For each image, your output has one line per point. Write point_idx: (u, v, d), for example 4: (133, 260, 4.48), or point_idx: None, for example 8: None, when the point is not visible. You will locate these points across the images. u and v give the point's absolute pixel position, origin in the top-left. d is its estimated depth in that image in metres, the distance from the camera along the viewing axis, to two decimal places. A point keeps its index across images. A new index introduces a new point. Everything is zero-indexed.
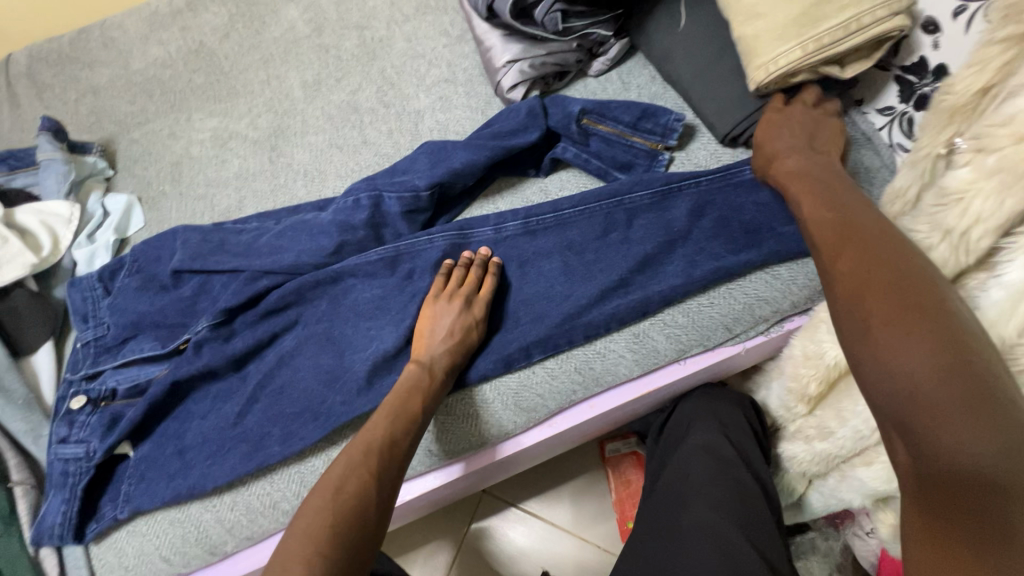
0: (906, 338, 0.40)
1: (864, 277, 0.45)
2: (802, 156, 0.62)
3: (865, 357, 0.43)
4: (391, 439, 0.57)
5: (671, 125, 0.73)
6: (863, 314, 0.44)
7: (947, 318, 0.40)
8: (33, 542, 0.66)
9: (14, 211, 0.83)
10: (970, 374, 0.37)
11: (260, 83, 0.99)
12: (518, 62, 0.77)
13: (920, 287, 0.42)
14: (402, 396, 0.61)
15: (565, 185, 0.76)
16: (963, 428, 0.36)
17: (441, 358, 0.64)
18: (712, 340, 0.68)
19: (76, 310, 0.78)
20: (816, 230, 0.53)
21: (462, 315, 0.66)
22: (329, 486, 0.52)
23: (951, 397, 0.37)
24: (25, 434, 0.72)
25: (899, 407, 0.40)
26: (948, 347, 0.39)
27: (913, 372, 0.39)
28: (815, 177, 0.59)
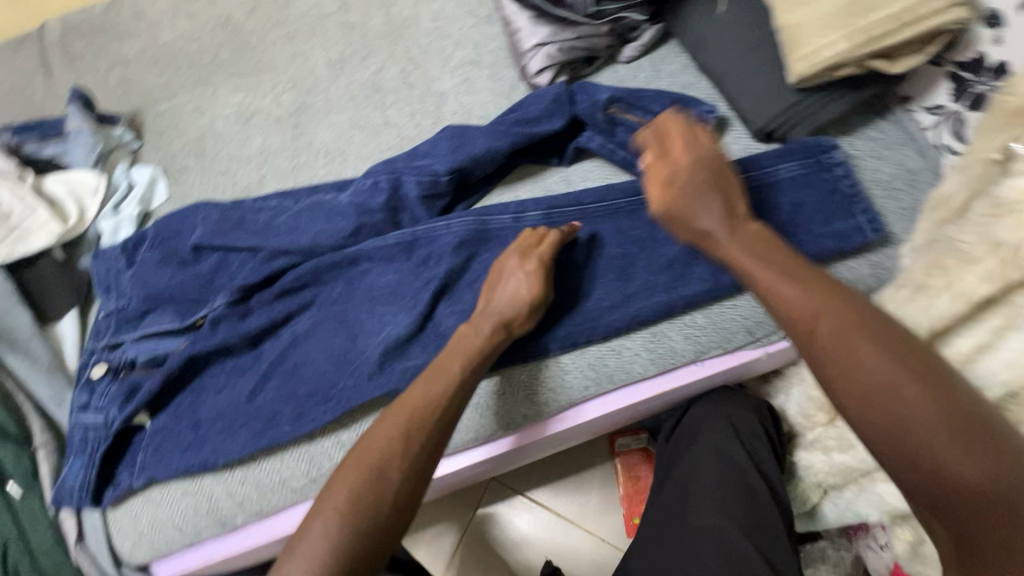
0: (910, 399, 0.41)
1: (849, 343, 0.44)
2: (707, 211, 0.54)
3: (874, 428, 0.42)
4: (427, 404, 0.54)
5: (703, 116, 0.70)
6: (859, 383, 0.43)
7: (927, 369, 0.42)
8: (53, 502, 0.68)
9: (43, 179, 0.85)
10: (972, 419, 0.40)
11: (285, 60, 0.98)
12: (546, 45, 0.75)
13: (896, 344, 0.43)
14: (440, 362, 0.57)
15: (589, 175, 0.73)
16: (987, 479, 0.38)
17: (492, 316, 0.60)
18: (732, 343, 0.66)
19: (101, 281, 0.80)
20: (784, 301, 0.48)
21: (519, 271, 0.61)
22: (361, 451, 0.52)
23: (968, 452, 0.38)
24: (49, 398, 0.74)
25: (922, 472, 0.40)
26: (945, 398, 0.40)
27: (929, 434, 0.40)
28: (759, 254, 0.51)
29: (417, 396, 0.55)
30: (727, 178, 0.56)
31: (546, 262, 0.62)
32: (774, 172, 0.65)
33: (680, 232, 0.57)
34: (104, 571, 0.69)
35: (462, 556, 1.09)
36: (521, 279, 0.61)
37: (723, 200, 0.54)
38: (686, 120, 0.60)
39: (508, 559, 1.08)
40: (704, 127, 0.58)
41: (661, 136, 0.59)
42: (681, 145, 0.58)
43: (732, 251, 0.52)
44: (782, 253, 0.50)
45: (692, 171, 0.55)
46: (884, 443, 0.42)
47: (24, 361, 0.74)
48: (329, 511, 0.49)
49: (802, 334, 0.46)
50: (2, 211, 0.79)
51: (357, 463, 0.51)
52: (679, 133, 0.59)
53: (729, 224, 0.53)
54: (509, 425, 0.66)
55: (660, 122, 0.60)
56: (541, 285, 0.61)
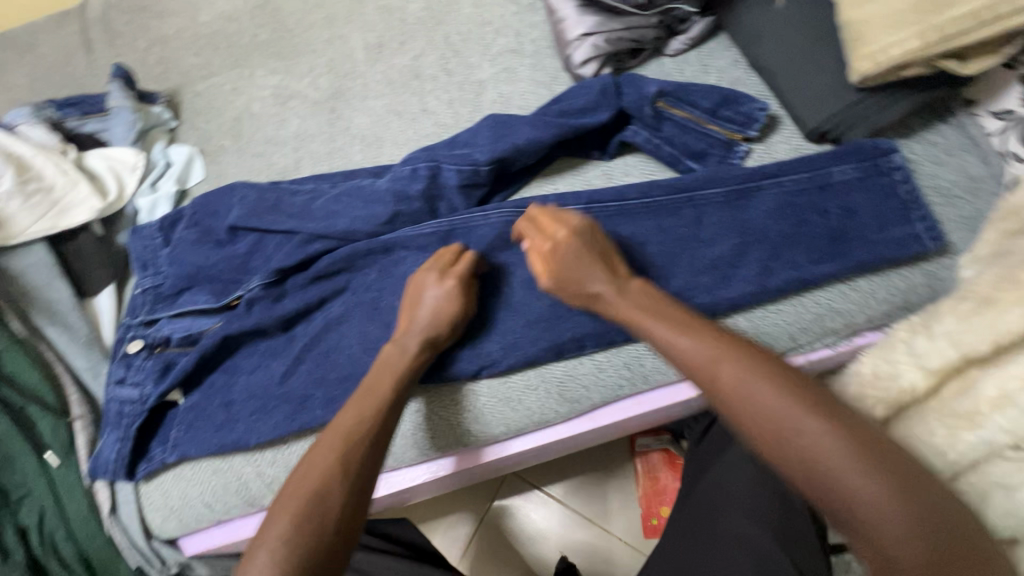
0: (807, 431, 0.42)
1: (742, 385, 0.46)
2: (593, 275, 0.59)
3: (782, 464, 0.43)
4: (359, 428, 0.55)
5: (753, 114, 0.68)
6: (760, 422, 0.44)
7: (820, 401, 0.44)
8: (89, 474, 0.69)
9: (84, 155, 0.86)
10: (862, 438, 0.42)
11: (323, 43, 0.97)
12: (592, 35, 0.73)
13: (789, 381, 0.45)
14: (370, 386, 0.58)
15: (630, 170, 0.72)
16: (883, 496, 0.39)
17: (419, 334, 0.62)
18: (774, 348, 0.64)
19: (137, 257, 0.81)
20: (687, 350, 0.50)
21: (439, 289, 0.63)
22: (296, 483, 0.51)
23: (871, 477, 0.40)
24: (86, 371, 0.76)
25: (830, 501, 0.41)
26: (835, 422, 0.42)
27: (829, 463, 0.41)
28: (659, 309, 0.54)
29: (349, 424, 0.55)
30: (599, 243, 0.62)
31: (463, 278, 0.64)
32: (827, 173, 0.64)
33: (573, 299, 0.62)
34: (136, 542, 0.70)
35: (477, 547, 1.08)
36: (442, 295, 0.62)
37: (603, 262, 0.60)
38: (554, 206, 0.66)
39: (523, 552, 1.07)
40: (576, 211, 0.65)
41: (542, 215, 0.65)
42: (555, 222, 0.63)
43: (628, 306, 0.56)
44: (671, 310, 0.54)
45: (569, 242, 0.61)
46: (794, 476, 0.43)
47: (63, 333, 0.76)
48: (270, 542, 0.47)
49: (703, 381, 0.49)
50: (45, 184, 0.79)
51: (293, 494, 0.50)
52: (548, 214, 0.64)
53: (615, 287, 0.58)
54: (441, 448, 0.68)
55: (531, 212, 0.66)
56: (461, 300, 0.63)
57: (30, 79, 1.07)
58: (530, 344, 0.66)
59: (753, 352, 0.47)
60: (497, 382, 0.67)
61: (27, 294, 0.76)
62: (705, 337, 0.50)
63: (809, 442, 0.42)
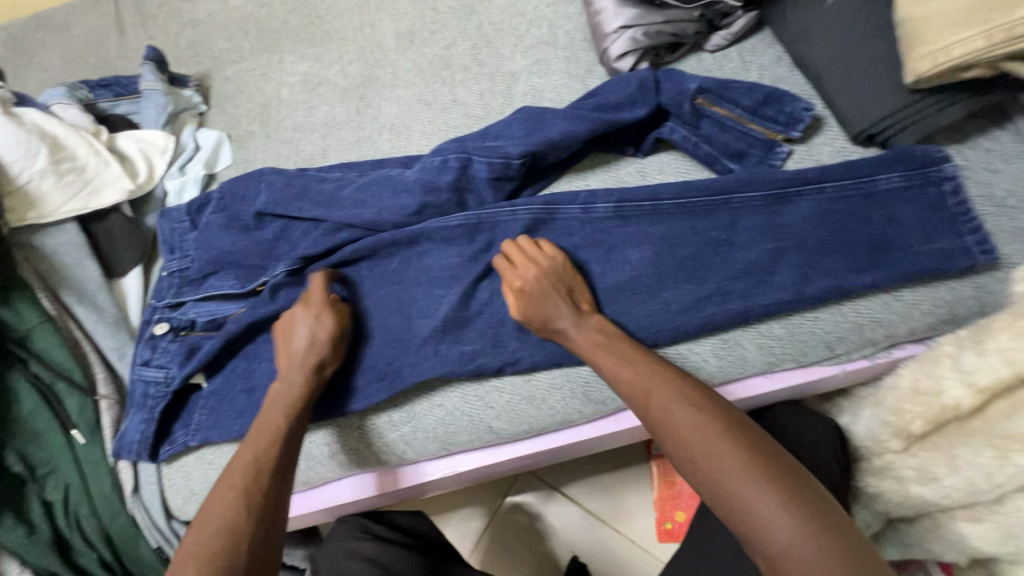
0: (719, 450, 0.46)
1: (669, 408, 0.51)
2: (558, 313, 0.60)
3: (698, 483, 0.47)
4: (258, 462, 0.55)
5: (797, 114, 0.66)
6: (681, 443, 0.48)
7: (735, 428, 0.48)
8: (113, 453, 0.70)
9: (116, 136, 0.86)
10: (770, 460, 0.45)
11: (354, 30, 0.96)
12: (631, 29, 0.72)
13: (710, 408, 0.50)
14: (262, 421, 0.60)
15: (665, 168, 0.70)
16: (781, 514, 0.42)
17: (301, 363, 0.63)
18: (808, 357, 0.62)
19: (165, 240, 0.81)
20: (625, 381, 0.55)
21: (316, 322, 0.65)
22: (200, 525, 0.51)
23: (771, 497, 0.43)
24: (112, 351, 0.76)
25: (738, 518, 0.44)
26: (748, 444, 0.46)
27: (736, 479, 0.44)
28: (610, 342, 0.58)
29: (246, 459, 0.56)
30: (570, 277, 0.63)
31: (328, 304, 0.66)
32: (872, 181, 0.61)
33: (539, 332, 0.62)
34: (156, 522, 0.70)
35: (488, 541, 1.08)
36: (312, 324, 0.65)
37: (568, 298, 0.62)
38: (526, 237, 0.67)
39: (535, 550, 1.07)
40: (551, 242, 0.66)
41: (517, 247, 0.66)
42: (535, 251, 0.65)
43: (581, 341, 0.59)
44: (623, 342, 0.58)
45: (540, 279, 0.62)
46: (708, 495, 0.46)
47: (91, 313, 0.76)
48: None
49: (639, 405, 0.53)
50: (78, 163, 0.78)
51: (205, 531, 0.50)
52: (521, 249, 0.65)
53: (576, 322, 0.60)
54: (366, 469, 0.70)
55: (504, 248, 0.66)
56: (333, 324, 0.65)
57: (64, 60, 1.08)
58: (555, 343, 0.65)
59: (681, 383, 0.52)
60: (521, 380, 0.66)
61: (58, 274, 0.76)
62: (643, 368, 0.55)
63: (722, 461, 0.46)
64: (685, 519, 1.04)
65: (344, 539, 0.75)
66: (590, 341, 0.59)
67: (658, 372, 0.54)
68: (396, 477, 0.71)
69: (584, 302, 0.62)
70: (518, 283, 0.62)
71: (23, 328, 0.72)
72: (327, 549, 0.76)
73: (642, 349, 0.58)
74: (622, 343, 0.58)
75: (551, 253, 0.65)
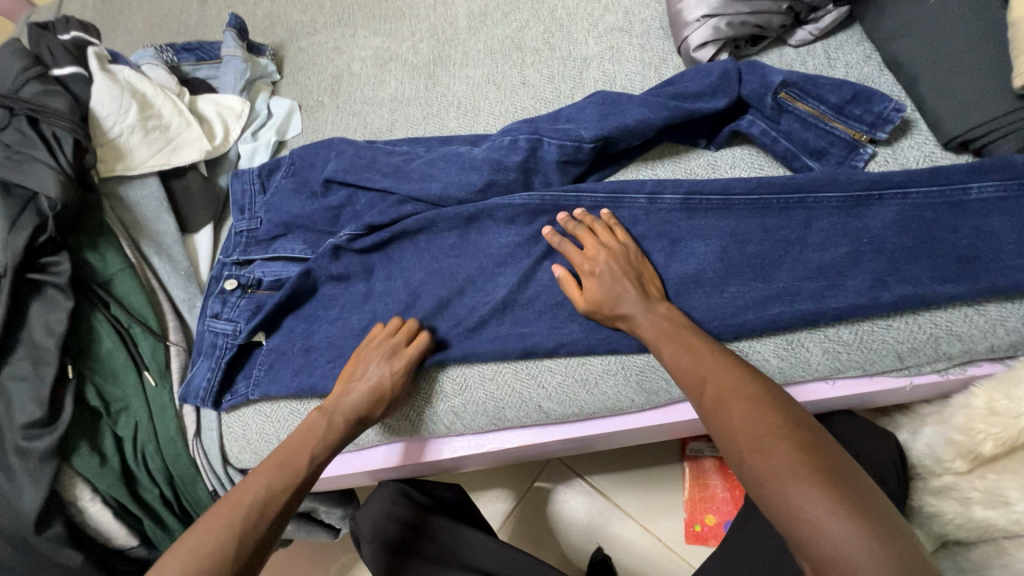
0: (768, 446, 0.45)
1: (724, 401, 0.50)
2: (628, 297, 0.60)
3: (747, 477, 0.45)
4: (269, 493, 0.54)
5: (887, 114, 0.63)
6: (731, 436, 0.47)
7: (789, 424, 0.46)
8: (181, 398, 0.74)
9: (197, 99, 0.90)
10: (826, 462, 0.43)
11: (427, 8, 0.98)
12: (714, 17, 0.70)
13: (764, 403, 0.48)
14: (285, 454, 0.58)
15: (738, 163, 0.69)
16: (827, 513, 0.40)
17: (348, 408, 0.62)
18: (876, 366, 0.60)
19: (236, 200, 0.84)
20: (682, 371, 0.55)
21: (386, 376, 0.63)
22: (191, 546, 0.49)
23: (816, 494, 0.41)
24: (182, 302, 0.81)
25: (781, 515, 0.42)
26: (803, 443, 0.44)
27: (784, 477, 0.42)
28: (677, 330, 0.58)
29: (256, 490, 0.54)
30: (641, 265, 0.63)
31: (412, 365, 0.65)
32: (964, 190, 0.59)
33: (604, 317, 0.62)
34: (213, 466, 0.75)
35: (514, 523, 1.09)
36: (382, 373, 0.63)
37: (638, 284, 0.61)
38: (600, 220, 0.67)
39: (559, 537, 1.06)
40: (621, 225, 0.66)
41: (590, 231, 0.66)
42: (608, 236, 0.65)
43: (645, 326, 0.59)
44: (687, 332, 0.57)
45: (611, 262, 0.62)
46: (753, 490, 0.45)
47: (166, 264, 0.81)
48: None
49: (696, 395, 0.53)
50: (163, 122, 0.82)
51: (190, 552, 0.49)
52: (591, 233, 0.65)
53: (643, 306, 0.60)
54: (399, 435, 0.71)
55: (576, 230, 0.66)
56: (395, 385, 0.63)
57: (148, 24, 1.13)
58: (614, 331, 0.65)
59: (740, 376, 0.51)
60: (576, 364, 0.66)
61: (139, 224, 0.81)
62: (704, 357, 0.54)
63: (770, 458, 0.44)
64: (716, 522, 1.02)
65: (385, 501, 0.76)
66: (658, 327, 0.58)
67: (716, 365, 0.53)
68: (442, 447, 0.72)
69: (652, 289, 0.62)
70: (588, 265, 0.63)
71: (106, 273, 0.75)
72: (368, 509, 0.76)
73: (710, 340, 0.57)
74: (688, 331, 0.58)
75: (621, 238, 0.65)
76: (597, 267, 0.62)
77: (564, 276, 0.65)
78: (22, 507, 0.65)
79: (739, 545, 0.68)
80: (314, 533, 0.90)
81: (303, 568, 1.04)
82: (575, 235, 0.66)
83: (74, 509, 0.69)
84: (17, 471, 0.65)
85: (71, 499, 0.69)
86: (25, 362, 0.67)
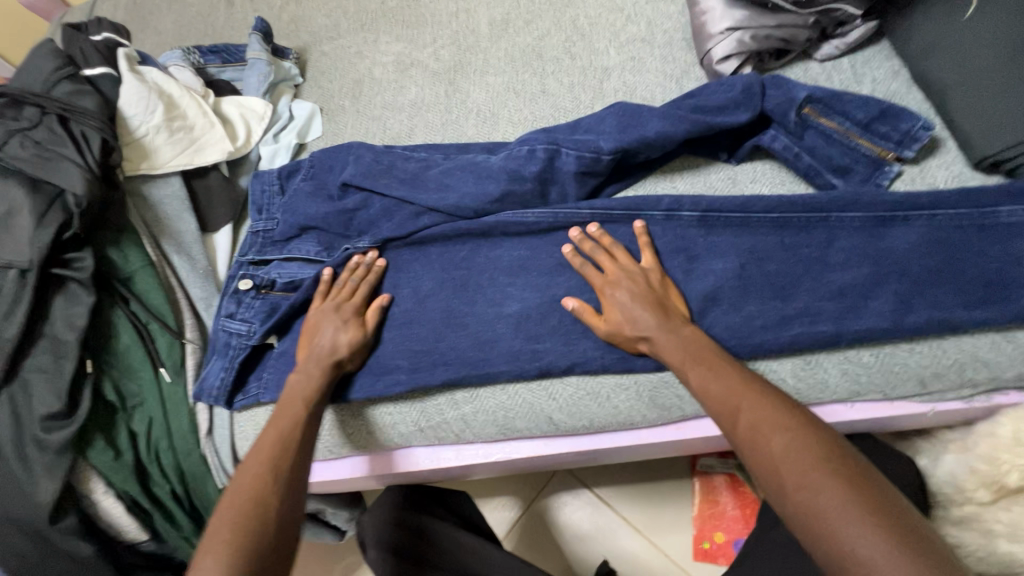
0: (814, 481, 0.42)
1: (760, 430, 0.47)
2: (646, 320, 0.59)
3: (789, 513, 0.43)
4: (285, 438, 0.57)
5: (914, 132, 0.62)
6: (771, 467, 0.45)
7: (831, 452, 0.44)
8: (194, 396, 0.74)
9: (221, 101, 0.91)
10: (875, 498, 0.41)
11: (449, 15, 0.98)
12: (739, 30, 0.69)
13: (802, 429, 0.46)
14: (283, 409, 0.60)
15: (758, 178, 0.69)
16: (882, 552, 0.38)
17: (319, 358, 0.65)
18: (897, 390, 0.59)
19: (255, 201, 0.85)
20: (710, 396, 0.52)
21: (344, 327, 0.67)
22: (233, 499, 0.51)
23: (873, 532, 0.39)
24: (199, 300, 0.82)
25: (830, 556, 0.40)
26: (848, 475, 0.42)
27: (836, 518, 0.40)
28: (703, 350, 0.56)
29: (272, 437, 0.57)
30: (661, 287, 0.62)
31: (358, 312, 0.69)
32: (994, 214, 0.58)
33: (625, 342, 0.62)
34: (224, 464, 0.75)
35: (518, 533, 1.07)
36: (337, 328, 0.67)
37: (657, 307, 0.60)
38: (615, 241, 0.66)
39: (563, 549, 1.05)
40: (649, 243, 0.65)
41: (608, 253, 0.65)
42: (630, 261, 0.64)
43: (668, 347, 0.57)
44: (711, 354, 0.55)
45: (631, 286, 0.61)
46: (797, 527, 0.42)
47: (186, 263, 0.82)
48: (218, 547, 0.47)
49: (726, 423, 0.50)
50: (187, 123, 0.84)
51: (235, 507, 0.50)
52: (611, 257, 0.65)
53: (665, 329, 0.58)
54: (406, 441, 0.70)
55: (595, 254, 0.65)
56: (357, 329, 0.67)
57: (176, 26, 1.15)
58: (633, 356, 0.64)
59: (771, 399, 0.49)
60: (589, 379, 0.66)
61: (160, 222, 0.82)
62: (732, 380, 0.52)
63: (818, 492, 0.42)
64: (725, 541, 0.99)
65: (391, 506, 0.76)
66: (677, 350, 0.57)
67: (745, 388, 0.51)
68: (450, 455, 0.71)
69: (676, 312, 0.60)
70: (607, 294, 0.62)
71: (127, 270, 0.77)
72: (375, 513, 0.75)
73: (732, 361, 0.55)
74: (713, 352, 0.56)
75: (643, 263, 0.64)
76: (618, 293, 0.61)
77: (578, 305, 0.64)
78: (37, 497, 0.66)
79: (751, 567, 0.66)
80: (319, 534, 0.90)
81: (307, 570, 1.04)
82: (594, 258, 0.66)
83: (87, 501, 0.70)
84: (34, 462, 0.66)
85: (85, 492, 0.70)
86: (46, 355, 0.69)
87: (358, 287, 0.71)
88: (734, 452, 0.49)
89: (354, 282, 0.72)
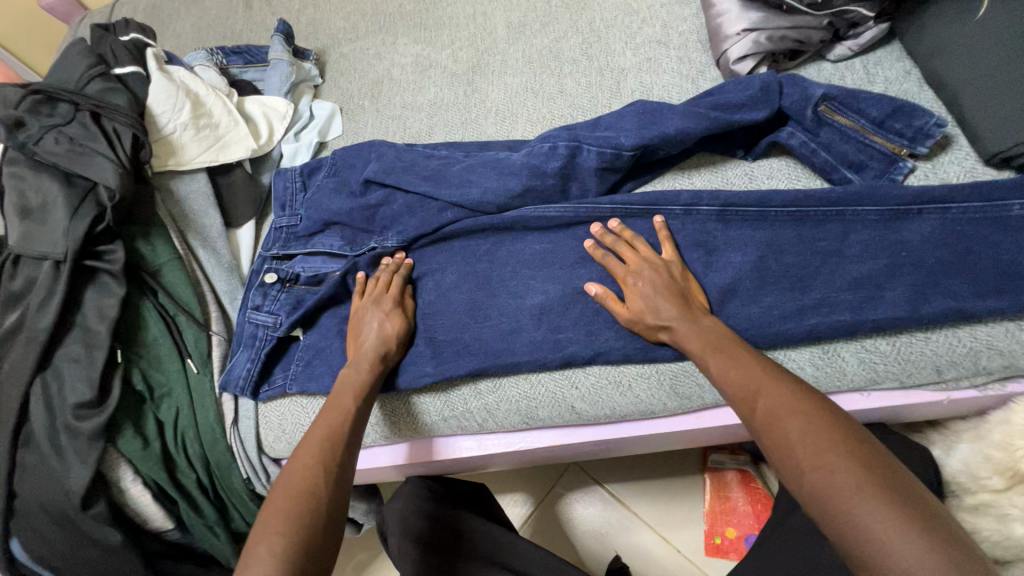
0: (829, 463, 0.43)
1: (777, 416, 0.48)
2: (667, 309, 0.61)
3: (805, 495, 0.44)
4: (333, 430, 0.58)
5: (928, 129, 0.64)
6: (787, 450, 0.46)
7: (848, 436, 0.45)
8: (221, 386, 0.76)
9: (244, 100, 0.93)
10: (890, 480, 0.41)
11: (467, 17, 1.01)
12: (754, 32, 0.72)
13: (821, 414, 0.47)
14: (333, 403, 0.62)
15: (774, 174, 0.71)
16: (895, 531, 0.39)
17: (369, 352, 0.67)
18: (914, 378, 0.60)
19: (278, 197, 0.87)
20: (732, 385, 0.53)
21: (389, 317, 0.69)
22: (283, 486, 0.52)
23: (885, 511, 0.39)
24: (224, 294, 0.83)
25: (845, 535, 0.41)
26: (864, 457, 0.43)
27: (850, 497, 0.41)
28: (726, 341, 0.57)
29: (322, 430, 0.58)
30: (683, 278, 0.64)
31: (399, 301, 0.72)
32: (1006, 207, 0.60)
33: (649, 334, 0.63)
34: (249, 454, 0.76)
35: (531, 528, 1.08)
36: (381, 319, 0.69)
37: (678, 297, 0.61)
38: (636, 233, 0.68)
39: (578, 544, 1.05)
40: (669, 236, 0.67)
41: (628, 245, 0.67)
42: (651, 253, 0.66)
43: (691, 339, 0.59)
44: (733, 344, 0.57)
45: (653, 277, 0.63)
46: (813, 508, 0.43)
47: (211, 257, 0.84)
48: (270, 530, 0.48)
49: (745, 409, 0.51)
50: (213, 121, 0.86)
51: (284, 493, 0.51)
52: (633, 250, 0.66)
53: (688, 321, 0.60)
54: (429, 430, 0.71)
55: (616, 246, 0.67)
56: (400, 320, 0.69)
57: (196, 28, 1.17)
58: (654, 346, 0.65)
59: (790, 386, 0.50)
60: (611, 370, 0.67)
61: (186, 217, 0.84)
62: (752, 369, 0.53)
63: (833, 474, 0.43)
64: (737, 536, 1.00)
65: (411, 498, 0.77)
66: (703, 342, 0.58)
67: (764, 377, 0.52)
68: (472, 444, 0.73)
69: (698, 305, 0.62)
70: (630, 287, 0.64)
71: (156, 263, 0.78)
72: (395, 505, 0.77)
73: (755, 351, 0.56)
74: (737, 343, 0.57)
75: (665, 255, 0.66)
76: (641, 284, 0.63)
77: (601, 291, 0.66)
78: (69, 484, 0.67)
79: (769, 555, 0.67)
80: None
81: None
82: (615, 251, 0.67)
83: (116, 489, 0.71)
84: (66, 450, 0.67)
85: (114, 480, 0.71)
86: (78, 345, 0.70)
87: (392, 276, 0.73)
88: (754, 439, 0.51)
89: (389, 272, 0.74)
